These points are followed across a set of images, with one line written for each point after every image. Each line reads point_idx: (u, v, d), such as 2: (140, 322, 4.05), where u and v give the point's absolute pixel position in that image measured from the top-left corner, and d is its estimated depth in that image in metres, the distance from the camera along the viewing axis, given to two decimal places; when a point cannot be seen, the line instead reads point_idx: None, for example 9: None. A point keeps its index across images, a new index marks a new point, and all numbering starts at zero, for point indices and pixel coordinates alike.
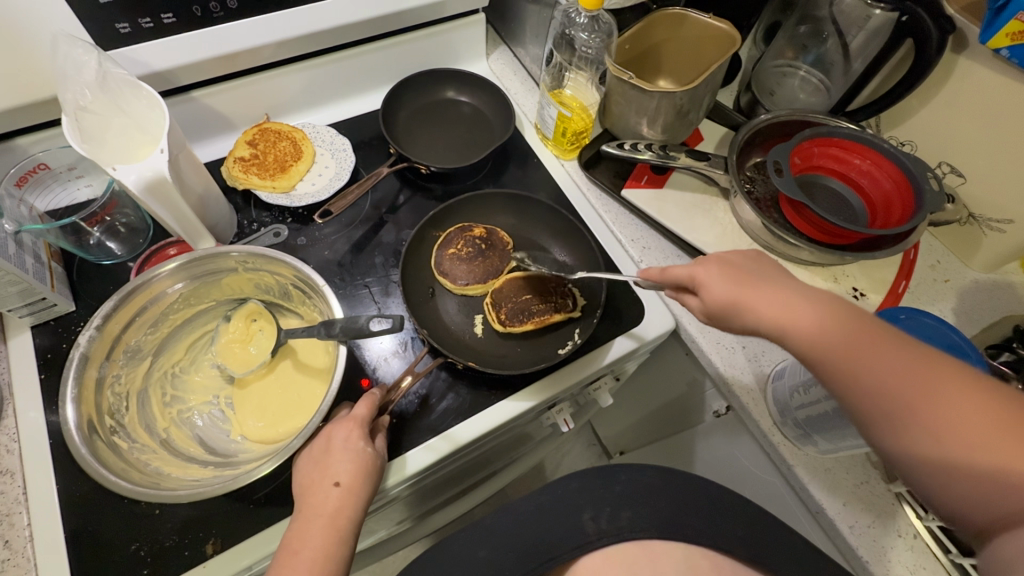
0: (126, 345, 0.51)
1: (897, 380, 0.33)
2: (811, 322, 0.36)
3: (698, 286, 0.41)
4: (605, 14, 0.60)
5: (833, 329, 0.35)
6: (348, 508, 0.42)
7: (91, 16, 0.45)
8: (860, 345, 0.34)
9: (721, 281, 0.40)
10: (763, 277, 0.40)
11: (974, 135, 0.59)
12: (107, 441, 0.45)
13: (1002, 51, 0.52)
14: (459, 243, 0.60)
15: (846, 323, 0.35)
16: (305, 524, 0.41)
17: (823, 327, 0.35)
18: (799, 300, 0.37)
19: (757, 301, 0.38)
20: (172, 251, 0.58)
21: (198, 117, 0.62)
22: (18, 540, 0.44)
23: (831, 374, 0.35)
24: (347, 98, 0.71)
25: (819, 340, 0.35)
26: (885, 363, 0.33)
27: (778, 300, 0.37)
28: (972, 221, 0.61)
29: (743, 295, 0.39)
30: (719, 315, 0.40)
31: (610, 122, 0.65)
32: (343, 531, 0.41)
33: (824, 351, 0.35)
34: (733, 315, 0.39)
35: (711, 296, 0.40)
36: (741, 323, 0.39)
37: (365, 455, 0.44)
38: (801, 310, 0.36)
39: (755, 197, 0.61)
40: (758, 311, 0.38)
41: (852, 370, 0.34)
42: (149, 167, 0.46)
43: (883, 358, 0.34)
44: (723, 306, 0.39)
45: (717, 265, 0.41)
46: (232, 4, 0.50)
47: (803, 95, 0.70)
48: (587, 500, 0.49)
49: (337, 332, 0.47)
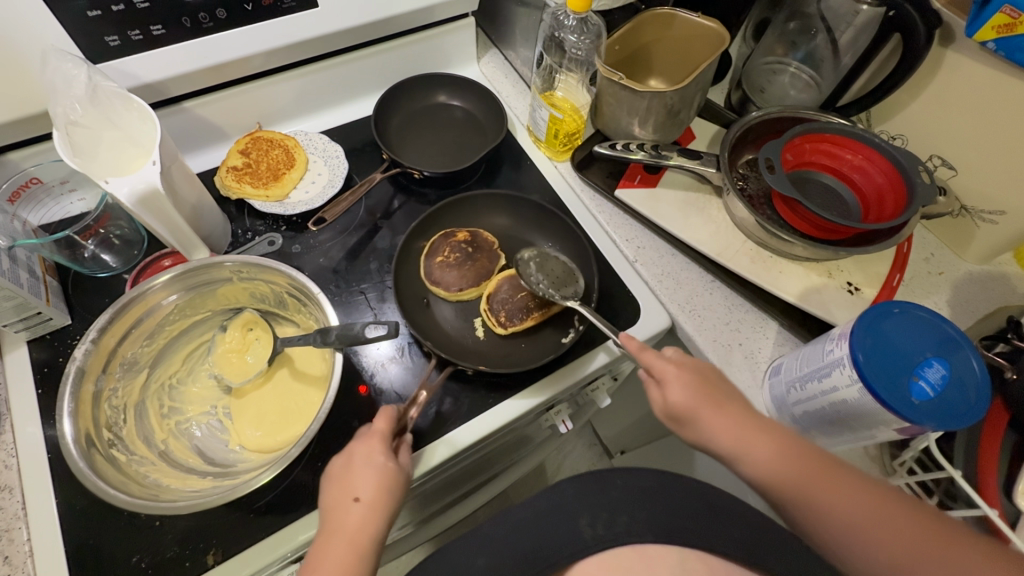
0: (121, 358, 0.51)
1: (847, 510, 0.38)
2: (772, 460, 0.40)
3: (666, 386, 0.45)
4: (593, 15, 0.61)
5: (796, 460, 0.40)
6: (372, 524, 0.42)
7: (80, 29, 0.45)
8: (813, 479, 0.39)
9: (691, 389, 0.44)
10: (724, 394, 0.44)
11: (963, 128, 0.59)
12: (105, 455, 0.45)
13: (988, 44, 0.53)
14: (446, 251, 0.59)
15: (798, 464, 0.40)
16: (326, 543, 0.42)
17: (782, 465, 0.40)
18: (759, 437, 0.41)
19: (722, 419, 0.42)
20: (167, 263, 0.58)
21: (190, 128, 0.62)
22: (18, 556, 0.43)
23: (805, 506, 0.39)
24: (339, 104, 0.71)
25: (787, 476, 0.40)
26: (836, 495, 0.39)
27: (742, 428, 0.42)
28: (963, 213, 0.61)
29: (709, 412, 0.43)
30: (686, 424, 0.44)
31: (602, 123, 0.65)
32: (366, 548, 0.42)
33: (784, 487, 0.40)
34: (695, 426, 0.43)
35: (678, 403, 0.44)
36: (702, 437, 0.43)
37: (390, 472, 0.44)
38: (761, 452, 0.41)
39: (748, 194, 0.61)
40: (720, 432, 0.42)
41: (810, 504, 0.39)
42: (141, 179, 0.46)
43: (842, 487, 0.39)
44: (688, 416, 0.43)
45: (686, 369, 0.45)
46: (221, 14, 0.50)
47: (794, 91, 0.70)
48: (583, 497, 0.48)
49: (333, 339, 0.47)
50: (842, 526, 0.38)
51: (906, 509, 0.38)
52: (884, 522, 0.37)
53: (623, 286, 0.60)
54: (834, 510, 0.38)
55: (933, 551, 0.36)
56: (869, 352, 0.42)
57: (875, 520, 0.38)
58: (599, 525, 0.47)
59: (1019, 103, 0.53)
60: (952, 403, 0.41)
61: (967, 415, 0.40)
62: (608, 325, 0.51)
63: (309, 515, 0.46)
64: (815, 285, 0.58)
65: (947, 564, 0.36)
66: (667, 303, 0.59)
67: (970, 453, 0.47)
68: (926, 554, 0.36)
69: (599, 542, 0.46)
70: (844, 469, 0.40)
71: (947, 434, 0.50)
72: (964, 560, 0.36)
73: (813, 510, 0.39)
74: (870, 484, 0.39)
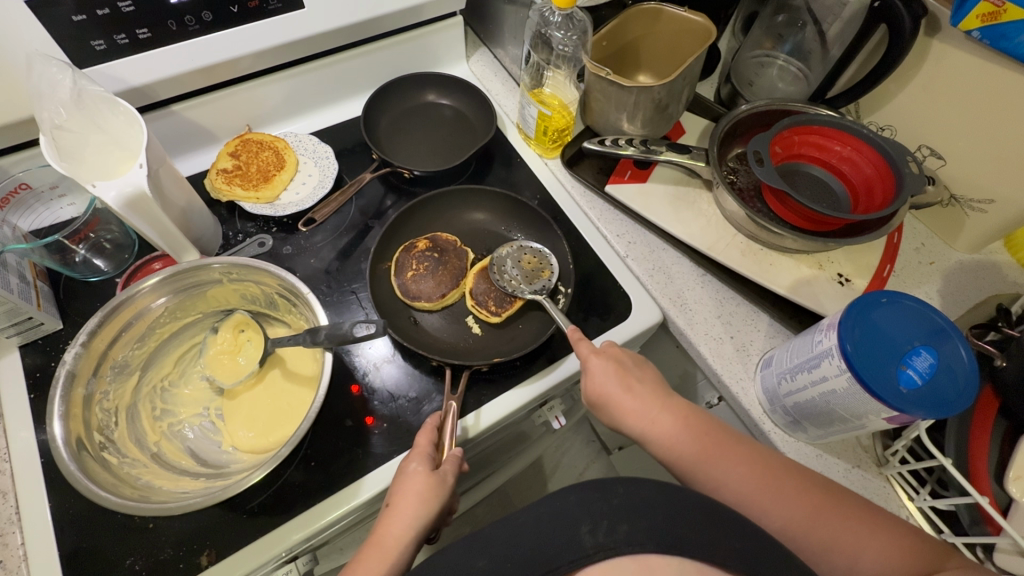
0: (112, 361, 0.51)
1: (736, 470, 0.43)
2: (671, 429, 0.46)
3: (588, 370, 0.49)
4: (579, 11, 0.60)
5: (690, 437, 0.45)
6: (410, 531, 0.41)
7: (64, 34, 0.45)
8: (706, 445, 0.45)
9: (609, 373, 0.48)
10: (639, 377, 0.49)
11: (950, 118, 0.59)
12: (96, 457, 0.45)
13: (973, 33, 0.52)
14: (415, 260, 0.59)
15: (692, 431, 0.46)
16: (364, 552, 0.41)
17: (679, 433, 0.46)
18: (659, 413, 0.47)
19: (629, 402, 0.47)
20: (158, 266, 0.58)
21: (179, 131, 0.62)
22: (12, 560, 0.44)
23: (695, 478, 0.45)
24: (328, 105, 0.71)
25: (682, 451, 0.45)
26: (728, 458, 0.44)
27: (644, 409, 0.47)
28: (953, 203, 0.61)
29: (620, 395, 0.47)
30: (604, 407, 0.48)
31: (592, 118, 0.65)
32: (395, 554, 0.40)
33: (683, 452, 0.45)
34: (609, 407, 0.48)
35: (598, 385, 0.48)
36: (615, 418, 0.48)
37: (431, 480, 0.43)
38: (664, 421, 0.47)
39: (738, 187, 0.61)
40: (628, 412, 0.47)
41: (706, 467, 0.44)
42: (129, 183, 0.46)
43: (730, 458, 0.44)
44: (604, 399, 0.48)
45: (603, 356, 0.49)
46: (206, 16, 0.50)
47: (782, 84, 0.70)
48: (587, 502, 0.39)
49: (322, 339, 0.47)
50: (727, 495, 0.43)
51: (783, 479, 0.42)
52: (763, 490, 0.42)
53: (615, 282, 0.60)
54: (720, 481, 0.43)
55: (803, 513, 0.41)
56: (858, 343, 0.42)
57: (759, 488, 0.42)
58: (600, 532, 0.38)
59: (1005, 92, 0.53)
60: (942, 390, 0.40)
61: (957, 402, 0.40)
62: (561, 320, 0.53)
63: (303, 514, 0.46)
64: (805, 277, 0.58)
65: (822, 508, 0.41)
66: (659, 297, 0.59)
67: (961, 441, 0.47)
68: (797, 515, 0.41)
69: (601, 550, 0.37)
70: (734, 445, 0.44)
71: (938, 423, 0.50)
72: (827, 519, 0.41)
73: (703, 481, 0.44)
74: (755, 457, 0.44)
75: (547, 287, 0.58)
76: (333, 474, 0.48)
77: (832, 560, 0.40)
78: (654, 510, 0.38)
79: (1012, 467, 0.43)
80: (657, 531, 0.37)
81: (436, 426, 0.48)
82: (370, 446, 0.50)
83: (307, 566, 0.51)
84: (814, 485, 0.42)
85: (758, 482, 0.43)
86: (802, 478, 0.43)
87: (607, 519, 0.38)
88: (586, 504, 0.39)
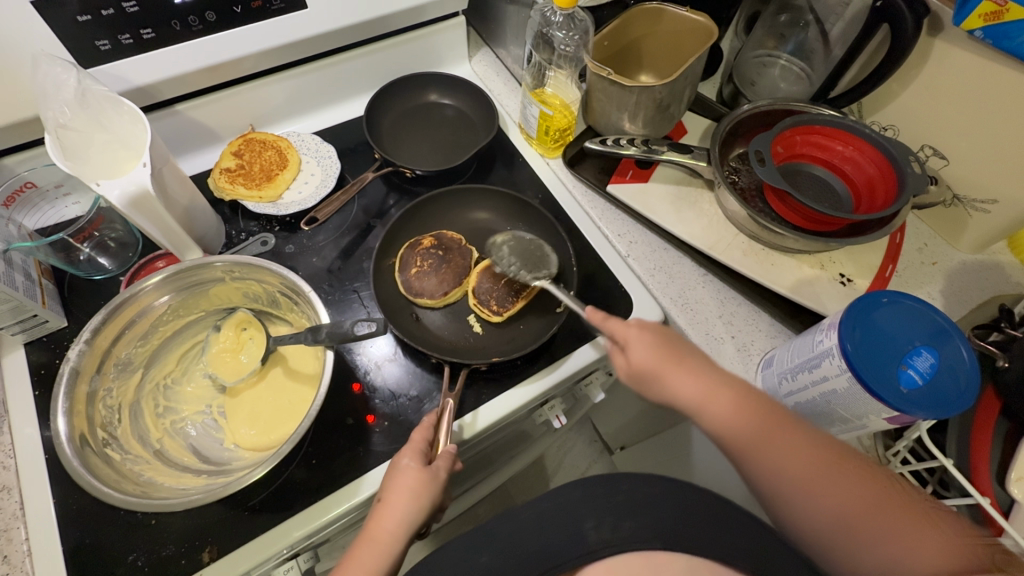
0: (115, 358, 0.51)
1: (793, 458, 0.41)
2: (728, 411, 0.43)
3: (632, 349, 0.46)
4: (580, 11, 0.60)
5: (749, 418, 0.42)
6: (401, 527, 0.42)
7: (69, 34, 0.45)
8: (767, 430, 0.42)
9: (655, 352, 0.45)
10: (689, 356, 0.46)
11: (953, 117, 0.59)
12: (99, 454, 0.45)
13: (976, 32, 0.52)
14: (419, 257, 0.60)
15: (753, 412, 0.43)
16: (355, 548, 0.41)
17: (738, 415, 0.43)
18: (719, 394, 0.44)
19: (681, 379, 0.44)
20: (161, 264, 0.58)
21: (183, 131, 0.62)
22: (16, 555, 0.44)
23: (747, 458, 0.42)
24: (330, 104, 0.71)
25: (736, 434, 0.42)
26: (786, 446, 0.41)
27: (699, 391, 0.44)
28: (956, 203, 0.61)
29: (670, 372, 0.45)
30: (648, 383, 0.46)
31: (593, 118, 0.65)
32: (388, 546, 0.41)
33: (740, 434, 0.42)
34: (655, 384, 0.45)
35: (643, 365, 0.45)
36: (663, 393, 0.45)
37: (422, 476, 0.43)
38: (720, 404, 0.43)
39: (740, 187, 0.61)
40: (678, 390, 0.44)
41: (764, 452, 0.42)
42: (131, 182, 0.46)
43: (789, 442, 0.41)
44: (651, 376, 0.45)
45: (648, 331, 0.46)
46: (210, 16, 0.51)
47: (785, 84, 0.70)
48: (590, 501, 0.41)
49: (323, 337, 0.47)
50: (780, 479, 0.41)
51: (839, 468, 0.41)
52: (819, 477, 0.40)
53: (616, 282, 0.60)
54: (776, 465, 0.41)
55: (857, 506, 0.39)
56: (859, 343, 0.42)
57: (814, 475, 0.41)
58: (605, 528, 0.39)
59: (1008, 91, 0.53)
60: (944, 390, 0.40)
61: (958, 402, 0.40)
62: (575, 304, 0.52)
63: (305, 511, 0.47)
64: (807, 277, 0.58)
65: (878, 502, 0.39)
66: (660, 296, 0.60)
67: (962, 442, 0.47)
68: (848, 506, 0.40)
69: (607, 546, 0.38)
70: (797, 427, 0.42)
71: (940, 424, 0.49)
72: (881, 512, 0.39)
73: (758, 462, 0.42)
74: (815, 440, 0.41)
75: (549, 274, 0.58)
76: (334, 471, 0.49)
77: (877, 553, 0.38)
78: (656, 510, 0.40)
79: (1014, 468, 0.43)
80: (660, 528, 0.39)
81: (433, 423, 0.47)
82: (371, 444, 0.50)
83: (308, 563, 0.51)
84: (871, 476, 0.40)
85: (816, 468, 0.41)
86: (859, 467, 0.41)
87: (610, 517, 0.40)
88: (591, 503, 0.41)
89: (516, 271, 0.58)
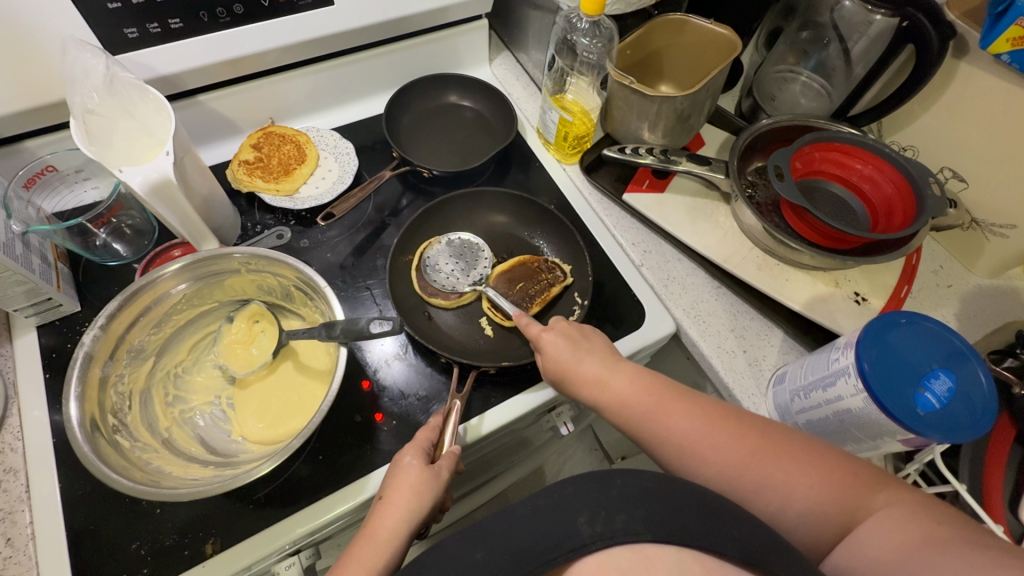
0: (129, 345, 0.51)
1: (676, 424, 0.44)
2: (621, 388, 0.47)
3: (542, 348, 0.50)
4: (606, 19, 0.61)
5: (639, 394, 0.46)
6: (403, 524, 0.41)
7: (98, 20, 0.45)
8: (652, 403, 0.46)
9: (561, 347, 0.49)
10: (588, 347, 0.49)
11: (975, 140, 0.59)
12: (109, 439, 0.45)
13: (1002, 56, 0.52)
14: (438, 261, 0.60)
15: (643, 386, 0.47)
16: (356, 545, 0.40)
17: (628, 391, 0.47)
18: (614, 376, 0.47)
19: (586, 371, 0.48)
20: (177, 253, 0.59)
21: (204, 121, 0.62)
22: (20, 538, 0.44)
23: (641, 433, 0.46)
24: (351, 102, 0.72)
25: (628, 408, 0.46)
26: (670, 415, 0.45)
27: (595, 375, 0.48)
28: (974, 226, 0.61)
29: (574, 365, 0.48)
30: (560, 380, 0.49)
31: (612, 126, 0.65)
32: (388, 545, 0.40)
33: (632, 409, 0.46)
34: (568, 379, 0.48)
35: (553, 361, 0.49)
36: (573, 390, 0.49)
37: (425, 474, 0.43)
38: (614, 386, 0.47)
39: (756, 201, 0.61)
40: (582, 380, 0.48)
41: (651, 423, 0.45)
42: (154, 170, 0.46)
43: (673, 412, 0.45)
44: (560, 372, 0.48)
45: (558, 332, 0.50)
46: (238, 9, 0.51)
47: (804, 100, 0.70)
48: (597, 497, 0.36)
49: (338, 333, 0.47)
50: (672, 444, 0.44)
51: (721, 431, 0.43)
52: (701, 437, 0.43)
53: (630, 291, 0.60)
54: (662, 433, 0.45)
55: (739, 458, 0.42)
56: (875, 362, 0.42)
57: (696, 436, 0.43)
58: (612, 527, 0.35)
59: None
60: (957, 415, 0.40)
61: (974, 427, 0.39)
62: (501, 302, 0.56)
63: (309, 508, 0.46)
64: (821, 294, 0.58)
65: (760, 455, 0.42)
66: (672, 307, 0.59)
67: (976, 467, 0.47)
68: (733, 460, 0.42)
69: (598, 540, 0.34)
70: (681, 398, 0.45)
71: (952, 448, 0.49)
72: (765, 460, 0.41)
73: (648, 432, 0.45)
74: (696, 407, 0.45)
75: (482, 276, 0.60)
76: (340, 468, 0.48)
77: (765, 497, 0.41)
78: (651, 499, 0.35)
79: None
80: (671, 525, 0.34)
81: (439, 425, 0.47)
82: (378, 443, 0.50)
83: (309, 560, 0.51)
84: (752, 433, 0.43)
85: (697, 430, 0.44)
86: (742, 424, 0.43)
87: (608, 511, 0.35)
88: (585, 495, 0.36)
89: (458, 279, 0.59)
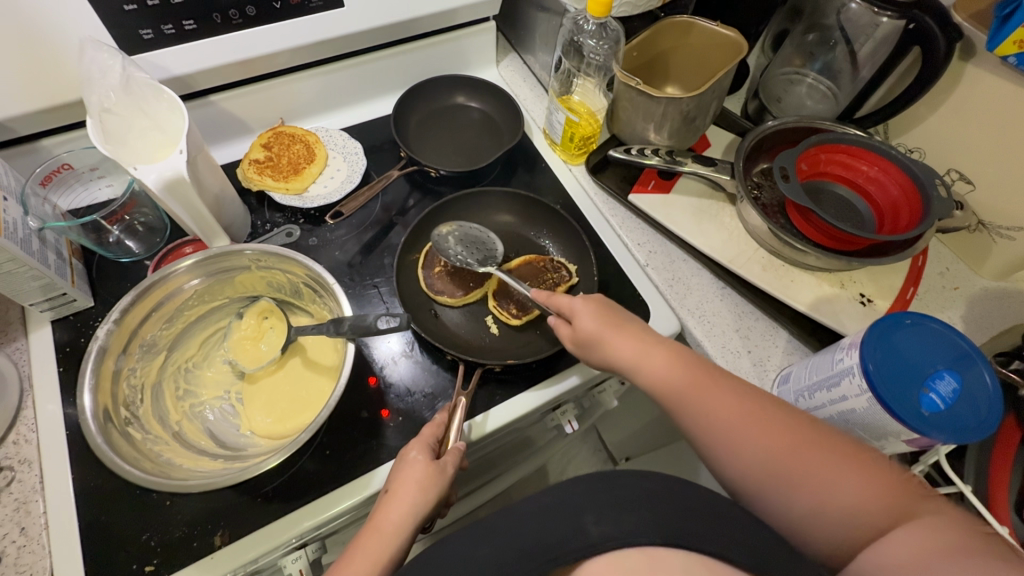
0: (142, 339, 0.52)
1: (712, 413, 0.43)
2: (659, 369, 0.45)
3: (574, 318, 0.49)
4: (613, 21, 0.62)
5: (679, 377, 0.44)
6: (409, 519, 0.41)
7: (115, 22, 0.46)
8: (691, 390, 0.44)
9: (593, 323, 0.48)
10: (626, 327, 0.47)
11: (982, 143, 0.58)
12: (121, 431, 0.46)
13: (1009, 58, 0.52)
14: (449, 242, 0.60)
15: (683, 369, 0.45)
16: (361, 538, 0.41)
17: (665, 372, 0.45)
18: (653, 355, 0.46)
19: (619, 349, 0.46)
20: (189, 250, 0.60)
21: (216, 121, 0.64)
22: (34, 527, 0.45)
23: (681, 412, 0.44)
24: (359, 103, 0.72)
25: (667, 388, 0.45)
26: (708, 403, 0.43)
27: (631, 352, 0.46)
28: (981, 228, 0.60)
29: (608, 340, 0.47)
30: (592, 349, 0.48)
31: (618, 128, 0.66)
32: (392, 538, 0.41)
33: (670, 391, 0.45)
34: (598, 348, 0.48)
35: (582, 332, 0.48)
36: (607, 359, 0.48)
37: (430, 469, 0.43)
38: (650, 369, 0.45)
39: (762, 203, 0.61)
40: (617, 353, 0.46)
41: (690, 406, 0.44)
42: (168, 166, 0.47)
43: (711, 398, 0.43)
44: (592, 343, 0.48)
45: (592, 302, 0.49)
46: (250, 11, 0.52)
47: (811, 102, 0.70)
48: (603, 496, 0.37)
49: (346, 329, 0.48)
50: (709, 430, 0.43)
51: (759, 424, 0.42)
52: (737, 427, 0.42)
53: (634, 290, 0.61)
54: (699, 417, 0.43)
55: (776, 454, 0.41)
56: (879, 362, 0.42)
57: (733, 425, 0.42)
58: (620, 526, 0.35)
59: None
60: (961, 416, 0.40)
61: (977, 429, 0.39)
62: (518, 286, 0.56)
63: (316, 501, 0.47)
64: (826, 295, 0.58)
65: (795, 451, 0.40)
66: (677, 308, 0.60)
67: (981, 470, 0.46)
68: (765, 456, 0.41)
69: (605, 540, 0.34)
70: (721, 384, 0.44)
71: (958, 450, 0.49)
72: (801, 458, 0.40)
73: (686, 414, 0.44)
74: (736, 394, 0.43)
75: (492, 255, 0.60)
76: (346, 463, 0.49)
77: (796, 496, 0.40)
78: (653, 496, 0.36)
79: None
80: (676, 525, 0.35)
81: (445, 421, 0.48)
82: (384, 438, 0.50)
83: (316, 554, 0.51)
84: (789, 426, 0.41)
85: (733, 418, 0.42)
86: (781, 415, 0.42)
87: (612, 508, 0.35)
88: (592, 496, 0.37)
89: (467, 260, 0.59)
